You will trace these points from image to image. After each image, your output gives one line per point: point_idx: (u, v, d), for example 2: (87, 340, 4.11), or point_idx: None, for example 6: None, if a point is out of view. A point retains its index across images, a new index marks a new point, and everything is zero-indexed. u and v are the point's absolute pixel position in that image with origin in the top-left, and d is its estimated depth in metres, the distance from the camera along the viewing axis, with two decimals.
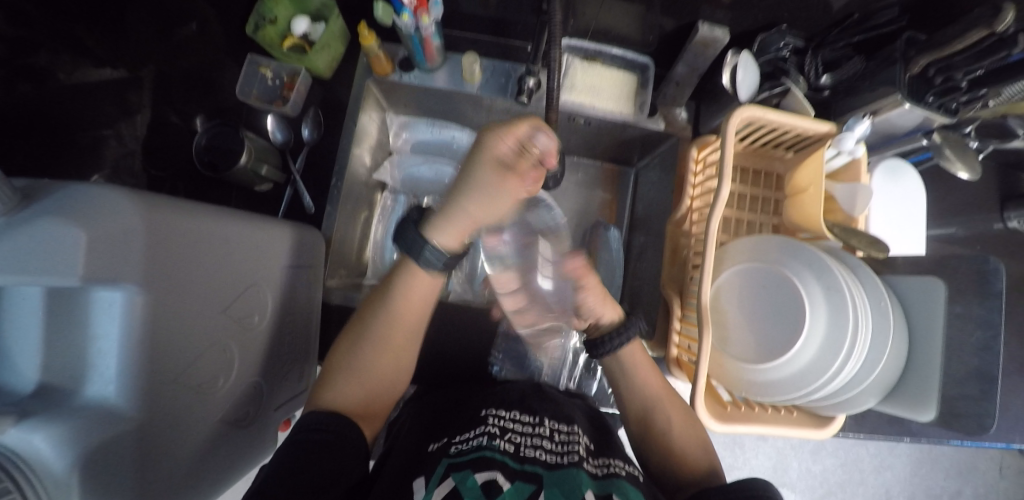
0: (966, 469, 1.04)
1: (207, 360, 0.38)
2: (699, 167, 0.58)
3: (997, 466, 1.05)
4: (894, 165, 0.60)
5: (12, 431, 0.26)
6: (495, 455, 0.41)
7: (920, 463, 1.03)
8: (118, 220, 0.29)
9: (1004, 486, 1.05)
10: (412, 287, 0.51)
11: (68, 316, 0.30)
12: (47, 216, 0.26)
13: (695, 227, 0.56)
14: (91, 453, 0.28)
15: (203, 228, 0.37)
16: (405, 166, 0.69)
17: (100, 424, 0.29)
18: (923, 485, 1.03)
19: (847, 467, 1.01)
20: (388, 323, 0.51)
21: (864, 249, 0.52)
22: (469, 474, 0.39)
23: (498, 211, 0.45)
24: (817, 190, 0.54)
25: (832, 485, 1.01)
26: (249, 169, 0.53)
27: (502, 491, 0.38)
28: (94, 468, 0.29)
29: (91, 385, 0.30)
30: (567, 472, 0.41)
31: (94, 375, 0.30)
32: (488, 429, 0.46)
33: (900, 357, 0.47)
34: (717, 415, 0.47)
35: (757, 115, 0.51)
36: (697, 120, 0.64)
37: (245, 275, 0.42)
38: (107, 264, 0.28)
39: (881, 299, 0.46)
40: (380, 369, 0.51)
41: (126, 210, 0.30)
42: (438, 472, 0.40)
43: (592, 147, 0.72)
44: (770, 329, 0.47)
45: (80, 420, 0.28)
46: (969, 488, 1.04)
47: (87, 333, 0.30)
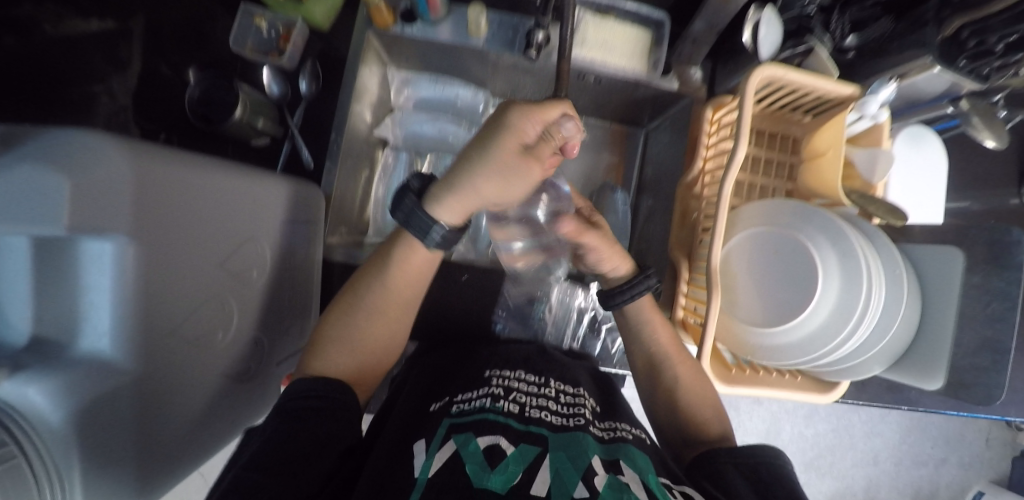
0: (952, 439, 1.09)
1: (200, 313, 0.37)
2: (714, 129, 0.56)
3: (984, 438, 1.10)
4: (917, 131, 0.57)
5: (8, 383, 0.24)
6: (496, 418, 0.41)
7: (908, 431, 1.08)
8: (107, 169, 0.27)
9: (989, 456, 1.10)
10: (409, 256, 0.50)
11: (57, 263, 0.27)
12: (13, 156, 0.23)
13: (706, 190, 0.55)
14: (90, 407, 0.27)
15: (193, 177, 0.35)
16: (406, 123, 0.66)
17: (98, 378, 0.28)
18: (910, 452, 1.09)
19: (837, 432, 1.07)
20: (385, 294, 0.50)
21: (881, 216, 0.50)
22: (471, 438, 0.38)
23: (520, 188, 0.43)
24: (837, 152, 0.51)
25: (823, 448, 1.06)
26: (245, 123, 0.52)
27: (507, 456, 0.37)
28: (91, 421, 0.28)
29: (83, 337, 0.28)
30: (573, 436, 0.41)
31: (85, 327, 0.28)
32: (492, 390, 0.46)
33: (910, 325, 0.46)
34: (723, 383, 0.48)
35: (778, 74, 0.48)
36: (712, 83, 0.61)
37: (240, 229, 0.41)
38: (95, 212, 0.26)
39: (895, 267, 0.45)
40: (376, 343, 0.50)
41: (115, 157, 0.27)
42: (438, 434, 0.39)
43: (601, 107, 0.69)
44: (781, 294, 0.46)
45: (77, 372, 0.27)
46: (954, 457, 1.09)
47: (74, 284, 0.27)
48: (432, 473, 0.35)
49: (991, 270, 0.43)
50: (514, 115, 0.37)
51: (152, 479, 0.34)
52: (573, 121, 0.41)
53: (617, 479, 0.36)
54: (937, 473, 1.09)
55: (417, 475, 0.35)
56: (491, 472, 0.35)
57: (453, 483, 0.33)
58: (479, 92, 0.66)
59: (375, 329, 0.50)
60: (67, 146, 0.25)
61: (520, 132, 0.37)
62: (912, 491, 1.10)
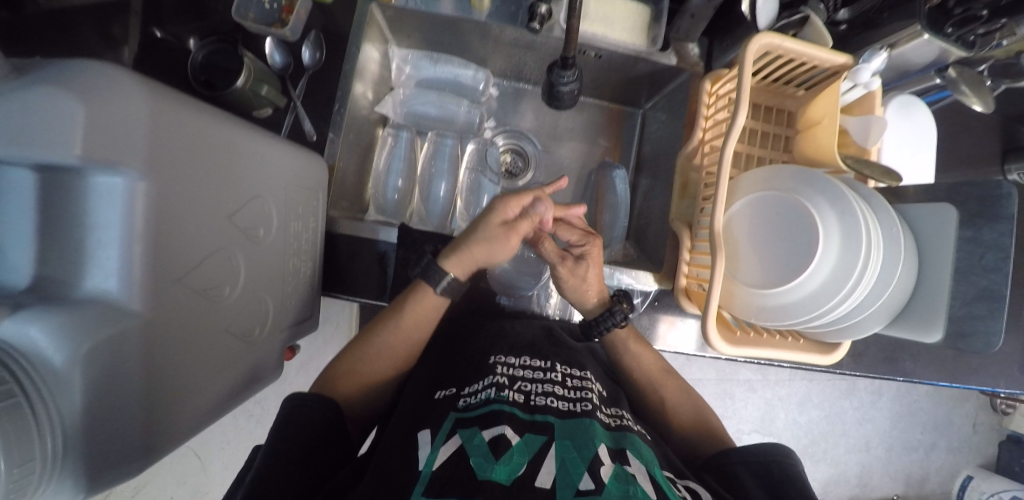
0: (941, 424, 1.12)
1: (210, 266, 0.37)
2: (713, 100, 0.57)
3: (971, 422, 1.13)
4: (908, 101, 0.58)
5: (9, 321, 0.24)
6: (503, 407, 0.41)
7: (899, 417, 1.10)
8: (120, 103, 0.26)
9: (976, 441, 1.13)
10: (422, 302, 0.53)
11: (62, 198, 0.26)
12: (42, 85, 0.24)
13: (706, 160, 0.56)
14: (95, 351, 0.26)
15: (205, 127, 0.35)
16: (409, 103, 0.67)
17: (108, 319, 0.27)
18: (901, 438, 1.10)
19: (830, 419, 1.07)
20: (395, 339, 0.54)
21: (877, 179, 0.52)
22: (477, 431, 0.38)
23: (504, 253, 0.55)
24: (833, 120, 0.53)
25: (816, 435, 1.07)
26: (249, 90, 0.51)
27: (512, 446, 0.36)
28: (104, 362, 0.27)
29: (88, 277, 0.27)
30: (578, 422, 0.41)
31: (90, 266, 0.27)
32: (497, 379, 0.45)
33: (907, 284, 0.46)
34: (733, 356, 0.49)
35: (775, 42, 0.49)
36: (710, 55, 0.62)
37: (245, 189, 0.40)
38: (106, 143, 0.26)
39: (893, 224, 0.46)
40: (374, 372, 0.52)
41: (131, 91, 0.27)
42: (444, 427, 0.39)
43: (597, 85, 0.70)
44: (783, 256, 0.46)
45: (83, 311, 0.26)
46: (943, 441, 1.12)
47: (80, 222, 0.27)
48: (436, 466, 0.35)
49: (978, 223, 0.44)
50: (498, 204, 0.52)
51: (162, 445, 0.33)
52: (544, 202, 0.53)
53: (624, 469, 0.35)
54: (927, 458, 1.11)
55: (422, 467, 0.35)
56: (495, 463, 0.34)
57: (459, 474, 0.33)
58: (480, 70, 0.68)
59: (376, 360, 0.53)
60: (88, 76, 0.25)
61: (502, 214, 0.52)
62: (905, 478, 1.11)
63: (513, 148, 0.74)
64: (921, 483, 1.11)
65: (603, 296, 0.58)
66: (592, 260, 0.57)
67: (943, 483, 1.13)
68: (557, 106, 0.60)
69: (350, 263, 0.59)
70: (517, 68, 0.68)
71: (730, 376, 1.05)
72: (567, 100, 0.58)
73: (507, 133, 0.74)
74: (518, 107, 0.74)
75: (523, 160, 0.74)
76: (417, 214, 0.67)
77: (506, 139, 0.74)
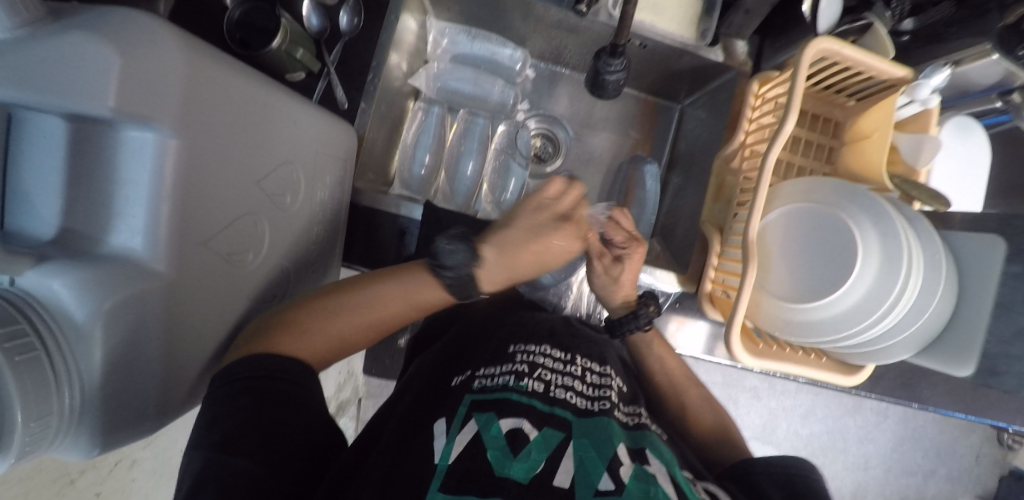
0: (944, 452, 1.11)
1: (237, 229, 0.37)
2: (758, 103, 0.54)
3: (974, 453, 1.11)
4: (965, 123, 0.55)
5: (32, 273, 0.24)
6: (512, 396, 0.41)
7: (902, 440, 1.09)
8: (159, 55, 0.27)
9: (978, 472, 1.12)
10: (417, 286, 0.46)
11: (93, 150, 0.26)
12: (76, 34, 0.23)
13: (744, 164, 0.54)
14: (117, 306, 0.26)
15: (237, 89, 0.34)
16: (443, 78, 0.66)
17: (131, 275, 0.27)
18: (901, 461, 1.09)
19: (832, 434, 1.07)
20: (375, 305, 0.45)
21: (923, 201, 0.50)
22: (493, 420, 0.38)
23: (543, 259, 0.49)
24: (884, 136, 0.51)
25: (815, 448, 1.06)
26: (283, 53, 0.50)
27: (529, 442, 0.37)
28: (126, 318, 0.27)
29: (116, 233, 0.28)
30: (598, 421, 0.41)
31: (118, 222, 0.27)
32: (516, 366, 0.45)
33: (943, 316, 0.45)
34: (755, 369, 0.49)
35: (834, 48, 0.46)
36: (758, 56, 0.59)
37: (275, 153, 0.40)
38: (141, 96, 0.25)
39: (936, 252, 0.44)
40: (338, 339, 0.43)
41: (168, 47, 0.27)
42: (460, 412, 0.40)
43: (639, 76, 0.69)
44: (813, 272, 0.45)
45: (108, 268, 0.26)
46: (944, 469, 1.11)
47: (111, 177, 0.27)
48: (452, 460, 0.35)
49: None
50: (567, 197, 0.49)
51: (178, 399, 0.34)
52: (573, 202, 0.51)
53: (643, 469, 0.37)
54: (924, 484, 1.11)
55: (437, 461, 0.35)
56: (513, 460, 0.35)
57: (475, 470, 0.34)
58: (518, 49, 0.65)
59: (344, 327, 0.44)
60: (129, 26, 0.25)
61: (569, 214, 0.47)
62: None
63: (544, 133, 0.73)
64: None
65: (631, 297, 0.57)
66: (631, 263, 0.55)
67: None
68: (599, 95, 0.58)
69: (377, 238, 0.60)
70: (556, 50, 0.67)
71: (736, 382, 1.04)
72: (611, 88, 0.56)
73: (540, 116, 0.73)
74: (553, 91, 0.73)
75: (554, 146, 0.73)
76: (442, 192, 0.66)
77: (538, 123, 0.73)
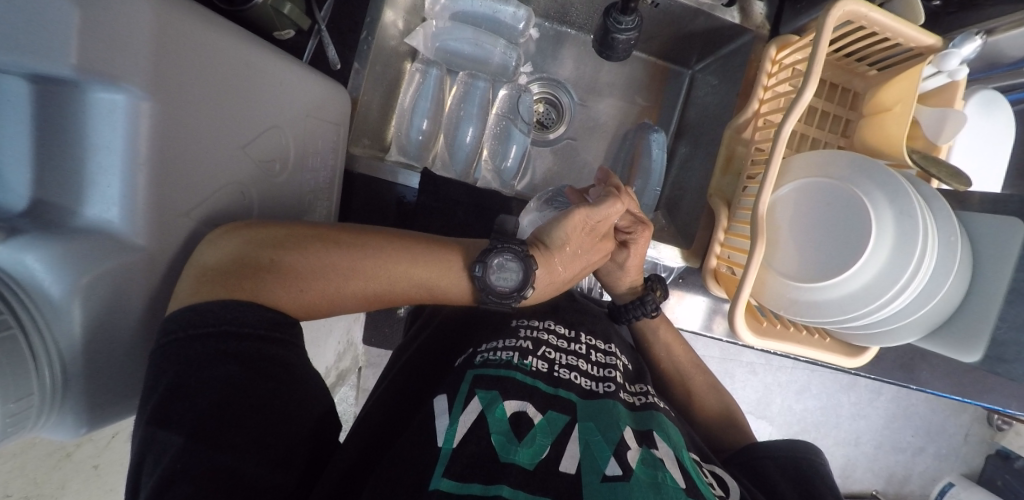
0: (934, 431, 1.13)
1: (226, 199, 0.35)
2: (775, 70, 0.52)
3: (963, 432, 1.14)
4: (992, 98, 0.52)
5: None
6: (512, 375, 0.40)
7: (894, 417, 1.11)
8: (127, 10, 0.23)
9: (965, 450, 1.14)
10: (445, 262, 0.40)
11: (60, 113, 0.24)
12: None
13: (757, 135, 0.52)
14: (97, 282, 0.24)
15: (222, 44, 0.31)
16: (441, 38, 0.61)
17: (110, 251, 0.25)
18: (891, 438, 1.11)
19: (825, 410, 1.08)
20: (373, 265, 0.37)
21: (944, 181, 0.47)
22: (497, 400, 0.37)
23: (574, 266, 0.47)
24: (907, 108, 0.48)
25: (808, 424, 1.08)
26: (270, 7, 0.46)
27: (534, 427, 0.36)
28: (106, 295, 0.25)
29: (90, 204, 0.25)
30: (604, 404, 0.40)
31: (92, 192, 0.25)
32: (520, 343, 0.44)
33: (955, 298, 0.44)
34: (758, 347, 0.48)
35: (862, 11, 0.43)
36: (777, 19, 0.56)
37: (264, 117, 0.37)
38: (106, 53, 0.22)
39: (952, 234, 0.43)
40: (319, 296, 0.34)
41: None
42: (462, 391, 0.39)
43: (649, 38, 0.65)
44: (826, 252, 0.43)
45: (83, 242, 0.24)
46: (932, 447, 1.13)
47: (81, 143, 0.24)
48: (456, 443, 0.34)
49: None
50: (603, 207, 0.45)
51: None
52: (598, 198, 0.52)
53: (651, 454, 0.36)
54: (912, 460, 1.13)
55: (440, 444, 0.34)
56: (518, 446, 0.34)
57: (480, 457, 0.33)
58: (522, 8, 0.62)
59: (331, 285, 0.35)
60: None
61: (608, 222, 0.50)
62: (887, 475, 1.13)
63: (547, 98, 0.70)
64: (901, 483, 1.13)
65: (637, 282, 0.56)
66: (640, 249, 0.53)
67: (922, 486, 1.14)
68: (608, 57, 0.55)
69: (372, 205, 0.58)
70: (562, 9, 0.64)
71: (733, 357, 1.04)
72: (621, 49, 0.53)
73: (544, 80, 0.70)
74: (558, 54, 0.69)
75: (557, 112, 0.71)
76: (440, 158, 0.64)
77: (542, 87, 0.70)
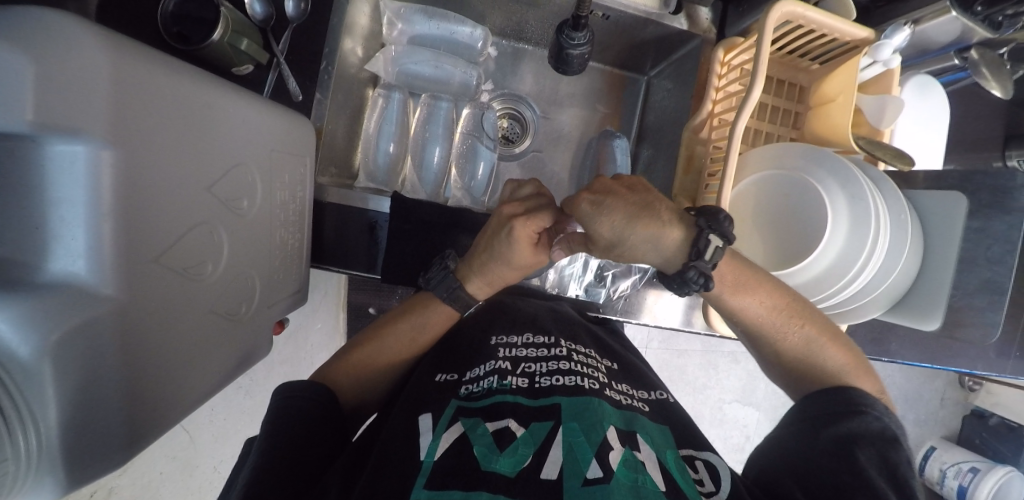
0: (911, 398, 1.17)
1: (192, 243, 0.33)
2: (724, 71, 0.54)
3: (939, 397, 1.18)
4: (925, 82, 0.56)
5: None
6: (505, 398, 0.41)
7: None
8: (82, 62, 0.22)
9: (942, 414, 1.18)
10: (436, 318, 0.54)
11: (12, 168, 0.22)
12: None
13: (714, 134, 0.55)
14: (69, 339, 0.23)
15: (184, 86, 0.30)
16: (401, 61, 0.64)
17: (79, 306, 0.24)
18: None
19: None
20: (394, 339, 0.53)
21: (887, 161, 0.50)
22: (479, 422, 0.38)
23: (513, 270, 0.52)
24: (848, 99, 0.51)
25: None
26: (227, 45, 0.45)
27: (516, 439, 0.37)
28: (76, 353, 0.24)
29: (54, 258, 0.23)
30: (587, 400, 0.41)
31: (55, 247, 0.23)
32: (499, 364, 0.46)
33: (908, 275, 0.48)
34: (772, 319, 0.43)
35: (798, 12, 0.45)
36: (723, 23, 0.59)
37: (229, 155, 0.36)
38: (63, 105, 0.21)
39: (901, 212, 0.45)
40: (369, 360, 0.52)
41: (91, 46, 0.23)
42: (446, 415, 0.40)
43: (603, 48, 0.68)
44: (788, 244, 0.48)
45: (54, 300, 0.23)
46: (911, 414, 1.17)
47: (37, 198, 0.22)
48: (438, 456, 0.35)
49: (990, 215, 0.46)
50: (518, 236, 0.47)
51: (145, 439, 0.31)
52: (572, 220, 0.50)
53: (633, 455, 0.36)
54: None
55: (422, 458, 0.36)
56: (500, 455, 0.35)
57: (462, 466, 0.34)
58: (478, 27, 0.64)
59: (375, 354, 0.52)
60: (37, 10, 0.21)
61: (533, 236, 0.47)
62: None
63: (510, 113, 0.72)
64: None
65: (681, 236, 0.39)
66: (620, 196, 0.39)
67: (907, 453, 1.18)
68: (565, 72, 0.57)
69: (344, 234, 0.57)
70: (518, 26, 0.66)
71: (715, 347, 1.07)
72: (577, 63, 0.55)
73: (505, 97, 0.72)
74: (517, 69, 0.72)
75: (521, 126, 0.73)
76: (410, 181, 0.65)
77: (504, 103, 0.72)
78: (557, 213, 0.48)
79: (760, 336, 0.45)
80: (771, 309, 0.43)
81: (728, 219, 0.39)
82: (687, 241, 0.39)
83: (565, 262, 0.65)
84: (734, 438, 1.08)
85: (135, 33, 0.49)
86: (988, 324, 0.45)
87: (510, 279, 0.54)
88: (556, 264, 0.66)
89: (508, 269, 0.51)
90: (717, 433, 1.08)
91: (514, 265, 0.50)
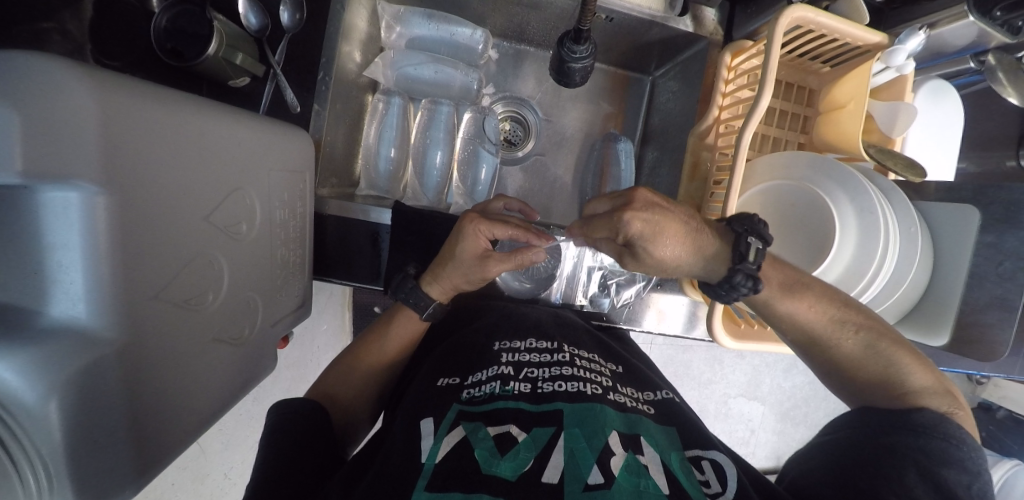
0: None
1: (192, 272, 0.33)
2: (731, 76, 0.53)
3: None
4: (939, 86, 0.55)
5: None
6: (508, 405, 0.41)
7: None
8: (68, 106, 0.22)
9: None
10: (406, 323, 0.55)
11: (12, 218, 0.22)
12: None
13: (720, 140, 0.54)
14: (73, 380, 0.23)
15: (174, 113, 0.30)
16: (399, 65, 0.63)
17: (81, 349, 0.24)
18: None
19: (814, 385, 1.11)
20: (374, 353, 0.54)
21: (900, 172, 0.49)
22: (480, 426, 0.39)
23: (466, 280, 0.51)
24: (859, 105, 0.50)
25: (798, 399, 1.11)
26: (222, 59, 0.44)
27: (518, 442, 0.37)
28: (82, 395, 0.24)
29: (55, 303, 0.23)
30: (589, 407, 0.40)
31: (55, 291, 0.23)
32: (501, 370, 0.46)
33: (920, 284, 0.48)
34: (827, 329, 0.43)
35: (808, 17, 0.44)
36: (729, 24, 0.57)
37: (226, 177, 0.36)
38: (51, 153, 0.21)
39: (911, 223, 0.45)
40: (345, 374, 0.53)
41: (76, 88, 0.22)
42: (447, 419, 0.40)
43: (606, 49, 0.66)
44: (798, 253, 0.47)
45: (58, 345, 0.23)
46: None
47: (38, 246, 0.23)
48: (439, 459, 0.36)
49: (1003, 230, 0.45)
50: (466, 232, 0.48)
51: (153, 472, 0.31)
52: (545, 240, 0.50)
53: (635, 460, 0.36)
54: None
55: (423, 461, 0.36)
56: (501, 459, 0.35)
57: (462, 468, 0.34)
58: (479, 29, 0.63)
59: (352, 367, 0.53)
60: (22, 57, 0.20)
61: (480, 242, 0.48)
62: None
63: (512, 116, 0.71)
64: None
65: (708, 242, 0.39)
66: (669, 222, 0.37)
67: None
68: (566, 84, 0.56)
69: (345, 248, 0.57)
70: (519, 28, 0.65)
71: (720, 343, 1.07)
72: (579, 73, 0.53)
73: (506, 99, 0.71)
74: (519, 71, 0.71)
75: (523, 130, 0.72)
76: (411, 188, 0.65)
77: (506, 106, 0.71)
78: (516, 228, 0.49)
79: (815, 347, 0.44)
80: (828, 318, 0.42)
81: (762, 220, 0.40)
82: (724, 250, 0.40)
83: (570, 271, 0.65)
84: (739, 433, 1.10)
85: (132, 52, 0.49)
86: (998, 340, 0.45)
87: (463, 286, 0.52)
88: (561, 274, 0.66)
89: (460, 278, 0.51)
90: (723, 428, 1.09)
91: (463, 272, 0.50)
